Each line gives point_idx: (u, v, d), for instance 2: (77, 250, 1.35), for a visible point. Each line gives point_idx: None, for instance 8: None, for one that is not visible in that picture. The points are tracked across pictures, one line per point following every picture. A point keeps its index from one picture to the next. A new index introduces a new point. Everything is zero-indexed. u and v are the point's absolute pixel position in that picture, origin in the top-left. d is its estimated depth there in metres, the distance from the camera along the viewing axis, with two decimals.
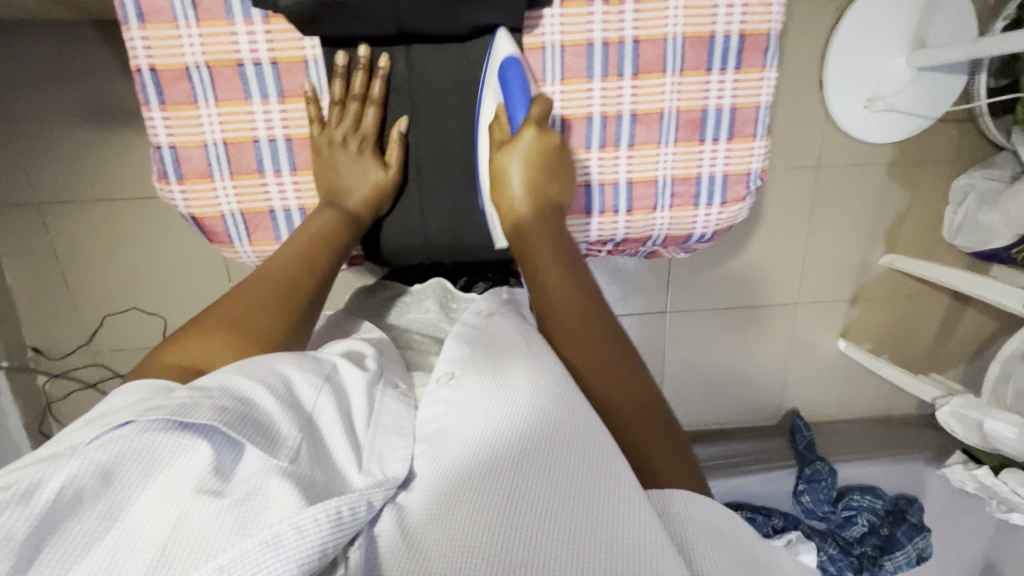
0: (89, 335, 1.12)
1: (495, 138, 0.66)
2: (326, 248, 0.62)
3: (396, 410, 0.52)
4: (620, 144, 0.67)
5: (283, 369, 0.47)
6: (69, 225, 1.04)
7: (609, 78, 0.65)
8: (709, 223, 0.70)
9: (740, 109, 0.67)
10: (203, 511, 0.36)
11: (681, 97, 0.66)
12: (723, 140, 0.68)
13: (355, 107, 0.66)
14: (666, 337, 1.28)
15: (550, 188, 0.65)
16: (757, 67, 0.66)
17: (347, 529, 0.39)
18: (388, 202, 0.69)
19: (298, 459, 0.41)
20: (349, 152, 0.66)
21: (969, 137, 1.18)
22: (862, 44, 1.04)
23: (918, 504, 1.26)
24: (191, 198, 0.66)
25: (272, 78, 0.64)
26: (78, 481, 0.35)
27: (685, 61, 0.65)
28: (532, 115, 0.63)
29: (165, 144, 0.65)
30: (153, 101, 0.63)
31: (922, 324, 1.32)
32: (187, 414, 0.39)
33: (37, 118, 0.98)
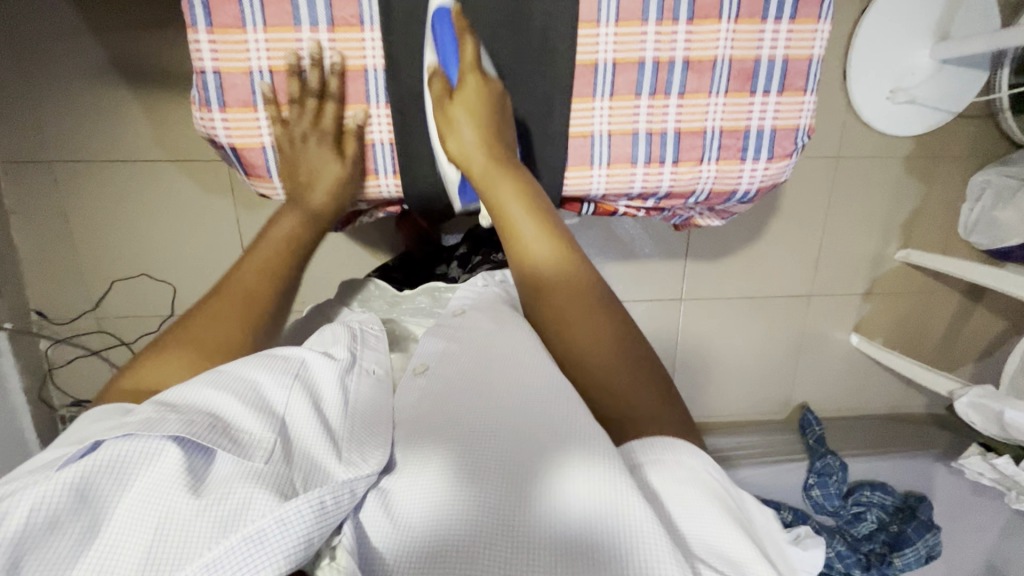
0: (96, 301, 1.09)
1: (435, 93, 0.62)
2: (292, 255, 0.62)
3: (371, 393, 0.52)
4: (671, 92, 0.62)
5: (253, 375, 0.47)
6: (80, 187, 1.02)
7: (665, 21, 0.59)
8: (755, 177, 0.65)
9: (792, 61, 0.62)
10: (182, 512, 0.37)
11: (735, 45, 0.61)
12: (774, 92, 0.63)
13: (314, 103, 0.61)
14: (679, 325, 1.27)
15: (503, 146, 0.62)
16: (812, 18, 0.61)
17: (332, 518, 0.39)
18: (351, 198, 0.66)
19: (274, 458, 0.42)
20: (312, 147, 0.62)
21: (986, 134, 1.19)
22: (887, 33, 1.05)
23: (928, 501, 1.24)
24: (233, 128, 0.60)
25: (324, 4, 0.58)
26: (49, 502, 0.36)
27: (742, 7, 0.60)
28: (467, 60, 0.59)
29: (209, 70, 0.58)
30: (200, 23, 0.57)
31: (934, 322, 1.32)
32: (153, 428, 0.40)
33: (54, 73, 0.96)
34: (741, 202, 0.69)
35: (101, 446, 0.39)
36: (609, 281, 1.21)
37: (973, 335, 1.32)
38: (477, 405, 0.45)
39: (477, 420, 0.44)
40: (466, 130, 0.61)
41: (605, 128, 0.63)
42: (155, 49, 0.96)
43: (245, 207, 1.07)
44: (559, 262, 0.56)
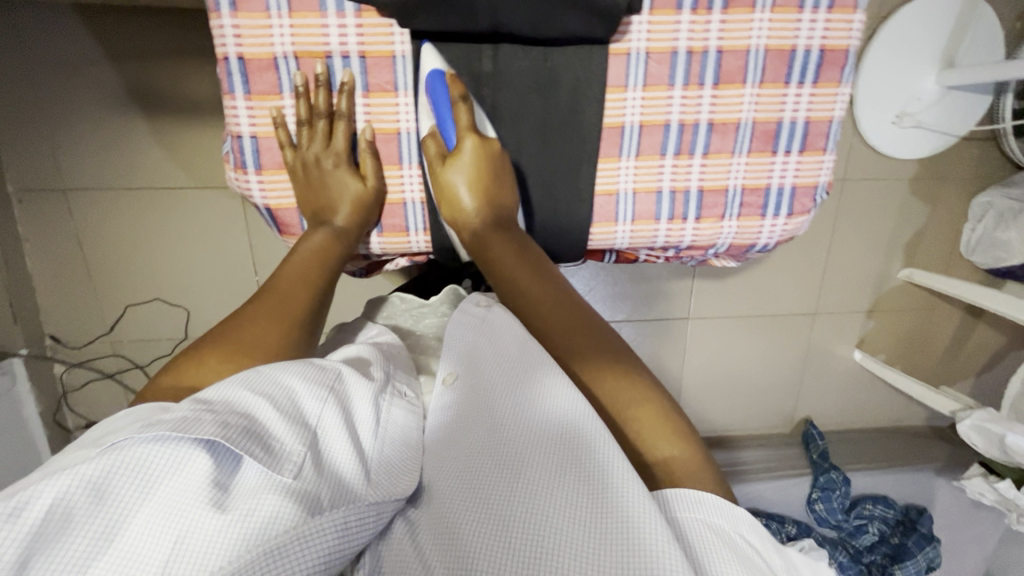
0: (110, 326, 1.10)
1: (430, 153, 0.61)
2: (321, 268, 0.59)
3: (403, 421, 0.52)
4: (695, 152, 0.63)
5: (288, 382, 0.46)
6: (95, 214, 1.03)
7: (690, 86, 0.61)
8: (775, 233, 0.67)
9: (814, 123, 0.63)
10: (205, 527, 0.36)
11: (758, 109, 0.62)
12: (795, 152, 0.64)
13: (323, 125, 0.60)
14: (687, 344, 1.29)
15: (501, 199, 0.62)
16: (834, 82, 0.62)
17: (354, 539, 0.41)
18: (376, 211, 0.64)
19: (303, 473, 0.41)
20: (325, 168, 0.61)
21: (988, 156, 1.20)
22: (893, 61, 1.06)
23: (929, 514, 1.28)
24: (268, 189, 0.62)
25: (359, 72, 0.59)
26: (68, 498, 0.35)
27: (765, 73, 0.61)
28: (461, 123, 0.59)
29: (246, 134, 0.60)
30: (238, 90, 0.58)
31: (935, 339, 1.34)
32: (188, 429, 0.38)
33: (68, 102, 0.96)
34: (759, 252, 0.70)
35: (125, 444, 0.37)
36: (618, 301, 1.23)
37: (973, 351, 1.35)
38: (514, 410, 0.46)
39: (512, 434, 0.44)
40: (462, 190, 0.61)
41: (630, 187, 0.64)
42: (170, 78, 0.97)
43: (259, 232, 1.08)
44: (555, 302, 0.56)
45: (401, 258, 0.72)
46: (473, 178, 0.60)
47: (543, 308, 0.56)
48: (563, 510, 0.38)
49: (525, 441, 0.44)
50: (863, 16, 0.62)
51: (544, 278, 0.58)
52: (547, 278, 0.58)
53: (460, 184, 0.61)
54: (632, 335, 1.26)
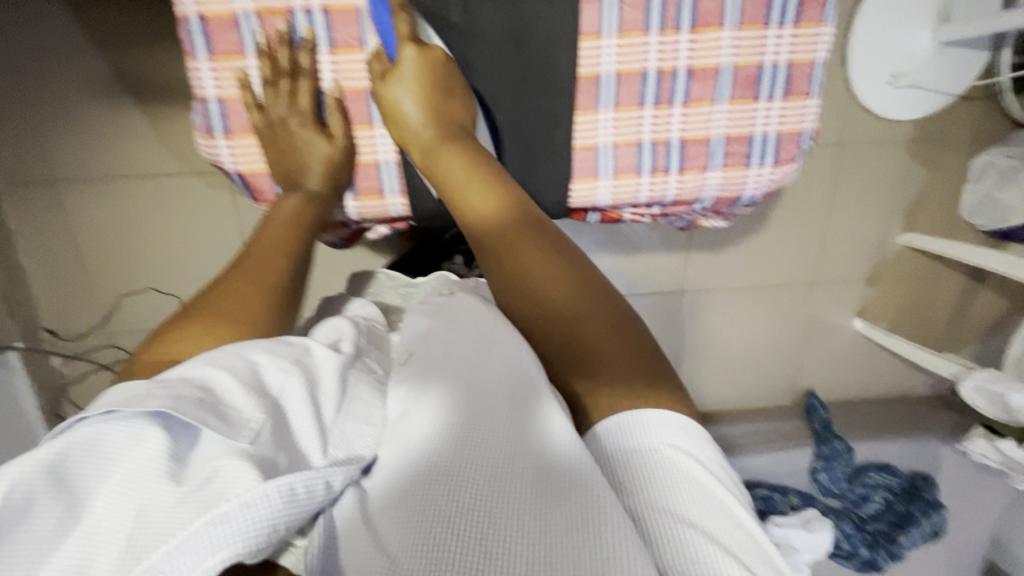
0: (104, 316, 1.10)
1: (374, 73, 0.60)
2: (299, 229, 0.59)
3: (367, 396, 0.50)
4: (675, 101, 0.62)
5: (251, 354, 0.44)
6: (82, 203, 1.02)
7: (667, 31, 0.59)
8: (760, 183, 0.65)
9: (796, 66, 0.62)
10: (163, 499, 0.35)
11: (738, 53, 0.61)
12: (778, 98, 0.63)
13: (287, 83, 0.60)
14: (685, 317, 1.27)
15: (451, 117, 0.60)
16: (816, 22, 0.61)
17: (302, 506, 0.39)
18: (346, 175, 0.64)
19: (260, 440, 0.40)
20: (291, 127, 0.61)
21: (987, 114, 1.18)
22: (888, 18, 1.03)
23: (934, 481, 1.27)
24: (238, 153, 0.62)
25: (323, 27, 0.59)
26: (26, 483, 0.33)
27: (744, 14, 0.59)
28: (403, 35, 0.58)
29: (213, 97, 0.60)
30: (201, 52, 0.58)
31: (938, 304, 1.32)
32: (136, 405, 0.37)
33: (48, 90, 0.95)
34: (747, 205, 0.69)
35: (84, 422, 0.37)
36: (614, 276, 1.22)
37: (976, 315, 1.33)
38: (467, 382, 0.46)
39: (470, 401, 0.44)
40: (407, 101, 0.59)
41: (610, 140, 0.63)
42: (150, 62, 0.95)
43: (247, 215, 1.07)
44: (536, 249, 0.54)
45: (381, 225, 0.72)
46: (419, 93, 0.59)
47: (523, 254, 0.53)
48: (514, 483, 0.38)
49: (482, 408, 0.43)
50: None
51: (522, 216, 0.56)
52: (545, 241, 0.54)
53: (407, 102, 0.59)
54: None
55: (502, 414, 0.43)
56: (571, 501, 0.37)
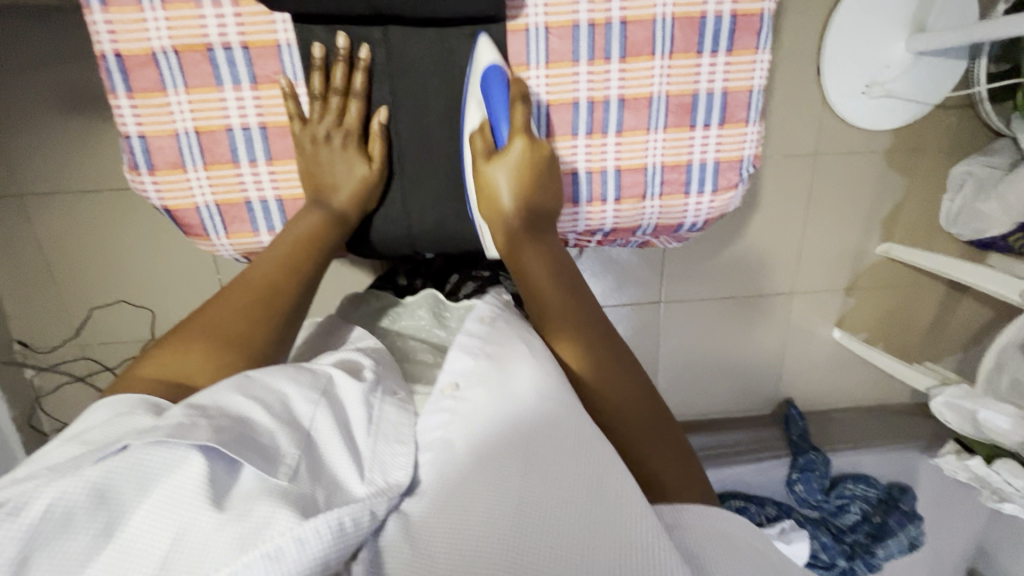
0: (77, 328, 1.11)
1: (477, 150, 0.62)
2: (315, 249, 0.61)
3: (398, 418, 0.51)
4: (609, 130, 0.63)
5: (281, 387, 0.46)
6: (51, 218, 1.02)
7: (596, 61, 0.60)
8: (701, 211, 0.66)
9: (732, 93, 0.62)
10: (204, 526, 0.36)
11: (670, 81, 0.61)
12: (714, 125, 0.63)
13: (337, 101, 0.62)
14: (661, 328, 1.27)
15: (539, 202, 0.61)
16: (750, 49, 0.61)
17: (349, 539, 0.40)
18: (375, 199, 0.66)
19: (298, 476, 0.41)
20: (334, 146, 0.63)
21: (966, 124, 1.16)
22: (860, 28, 1.02)
23: (912, 492, 1.27)
24: (164, 189, 0.64)
25: (244, 63, 0.61)
26: (67, 499, 0.35)
27: (675, 43, 0.60)
28: (517, 124, 0.59)
29: (135, 134, 0.62)
30: (120, 89, 0.60)
31: (918, 313, 1.32)
32: (183, 436, 0.38)
33: (12, 105, 0.95)
34: (691, 232, 0.69)
35: (127, 449, 0.38)
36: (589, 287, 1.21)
37: (958, 325, 1.32)
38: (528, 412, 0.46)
39: (523, 421, 0.45)
40: (503, 186, 0.60)
41: None
42: None
43: None
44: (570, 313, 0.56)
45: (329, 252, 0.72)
46: (518, 174, 0.60)
47: (551, 300, 0.57)
48: (561, 498, 0.40)
49: (522, 439, 0.44)
50: None
51: (568, 277, 0.59)
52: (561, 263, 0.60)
53: (503, 181, 0.60)
54: None
55: (553, 434, 0.44)
56: (616, 518, 0.39)
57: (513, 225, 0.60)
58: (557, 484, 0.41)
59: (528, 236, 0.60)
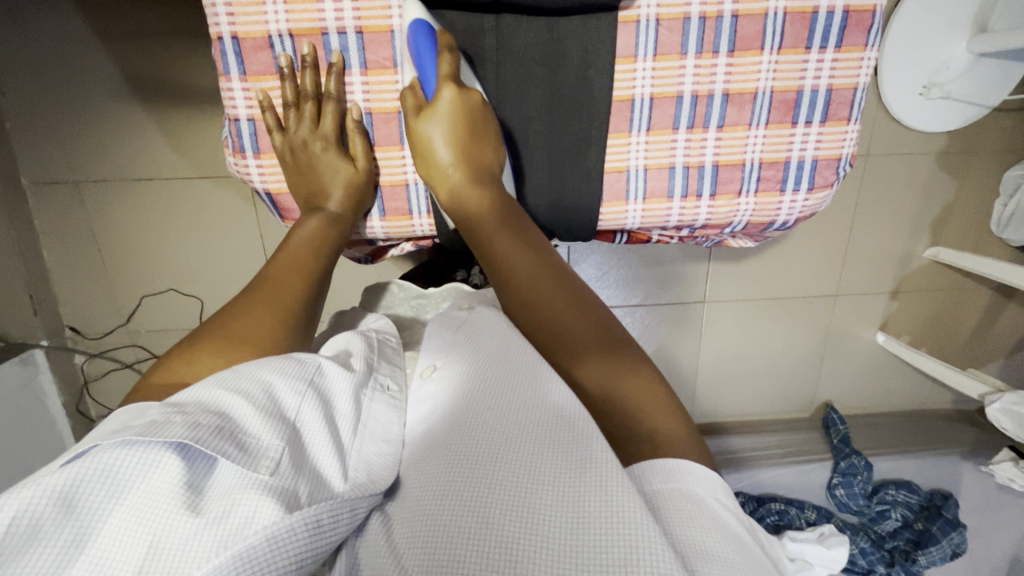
0: (126, 316, 1.11)
1: (408, 106, 0.60)
2: (320, 249, 0.59)
3: (386, 416, 0.48)
4: (709, 125, 0.62)
5: (265, 376, 0.42)
6: (106, 205, 1.03)
7: (704, 54, 0.59)
8: (794, 209, 0.65)
9: (837, 91, 0.61)
10: (181, 532, 0.32)
11: (777, 77, 0.60)
12: (816, 123, 0.62)
13: (309, 106, 0.60)
14: (702, 328, 1.26)
15: (478, 152, 0.60)
16: (859, 46, 0.60)
17: (325, 540, 0.37)
18: (369, 195, 0.64)
19: (280, 470, 0.37)
20: (315, 151, 0.61)
21: (1022, 127, 1.15)
22: (922, 28, 1.00)
23: (954, 500, 1.24)
24: (268, 173, 0.63)
25: (357, 49, 0.59)
26: (33, 511, 0.31)
27: (785, 37, 0.59)
28: (443, 74, 0.56)
29: (244, 117, 0.61)
30: (233, 71, 0.59)
31: (963, 319, 1.30)
32: (156, 433, 0.35)
33: (73, 91, 0.95)
34: (779, 230, 0.69)
35: (95, 449, 0.34)
36: (631, 284, 1.20)
37: (1003, 331, 1.30)
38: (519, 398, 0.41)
39: (519, 421, 0.39)
40: (438, 141, 0.59)
41: (641, 163, 0.63)
42: (171, 65, 0.95)
43: (268, 220, 1.07)
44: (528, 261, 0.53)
45: (407, 243, 0.72)
46: (450, 129, 0.59)
47: (540, 300, 0.51)
48: (542, 495, 0.35)
49: (522, 440, 0.38)
50: None
51: (533, 250, 0.55)
52: (524, 237, 0.56)
53: (437, 135, 0.59)
54: (646, 321, 1.24)
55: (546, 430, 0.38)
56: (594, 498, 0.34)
57: (454, 179, 0.60)
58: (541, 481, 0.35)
59: (470, 185, 0.59)
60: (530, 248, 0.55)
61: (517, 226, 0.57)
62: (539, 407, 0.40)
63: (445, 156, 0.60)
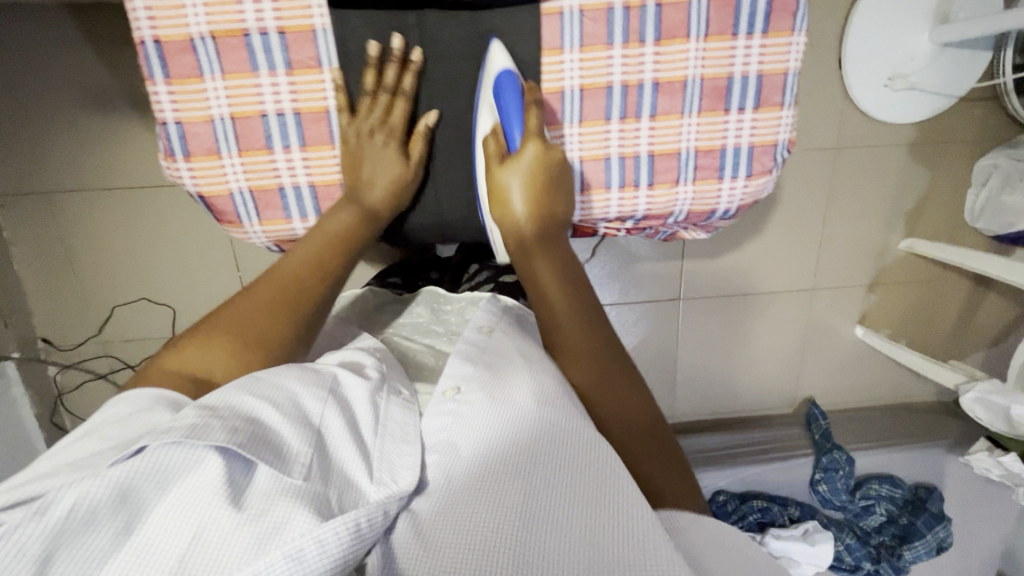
0: (99, 325, 1.11)
1: (490, 151, 0.64)
2: (344, 249, 0.61)
3: (403, 419, 0.49)
4: (642, 115, 0.66)
5: (289, 385, 0.44)
6: (76, 215, 1.03)
7: (630, 44, 0.63)
8: (734, 196, 0.69)
9: (767, 76, 0.65)
10: (223, 525, 0.35)
11: (705, 64, 0.64)
12: (749, 109, 0.66)
13: (385, 98, 0.64)
14: (680, 325, 1.25)
15: (550, 206, 0.63)
16: (786, 31, 0.64)
17: (364, 538, 0.39)
18: (410, 198, 0.68)
19: (312, 474, 0.40)
20: (375, 142, 0.64)
21: (991, 117, 1.15)
22: (884, 18, 1.01)
23: (938, 493, 1.24)
24: (198, 175, 0.64)
25: (280, 48, 0.61)
26: (90, 499, 0.34)
27: (710, 26, 0.63)
28: (530, 127, 0.62)
29: (171, 120, 0.63)
30: (158, 75, 0.61)
31: (942, 311, 1.29)
32: (201, 436, 0.37)
33: (39, 102, 0.96)
34: (723, 219, 0.72)
35: (144, 450, 0.36)
36: (607, 283, 1.20)
37: (984, 322, 1.29)
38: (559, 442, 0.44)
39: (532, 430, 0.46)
40: (516, 192, 0.63)
41: (577, 155, 0.67)
42: (136, 75, 0.96)
43: None
44: (580, 323, 0.56)
45: None
46: (529, 181, 0.63)
47: (581, 344, 0.55)
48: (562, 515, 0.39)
49: (530, 455, 0.43)
50: None
51: (573, 286, 0.59)
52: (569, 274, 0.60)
53: (516, 186, 0.63)
54: (623, 319, 1.23)
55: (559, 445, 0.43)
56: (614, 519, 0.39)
57: (525, 232, 0.63)
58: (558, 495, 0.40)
59: (542, 245, 0.62)
60: (586, 304, 0.58)
61: (579, 279, 0.60)
62: (560, 422, 0.45)
63: (519, 207, 0.63)
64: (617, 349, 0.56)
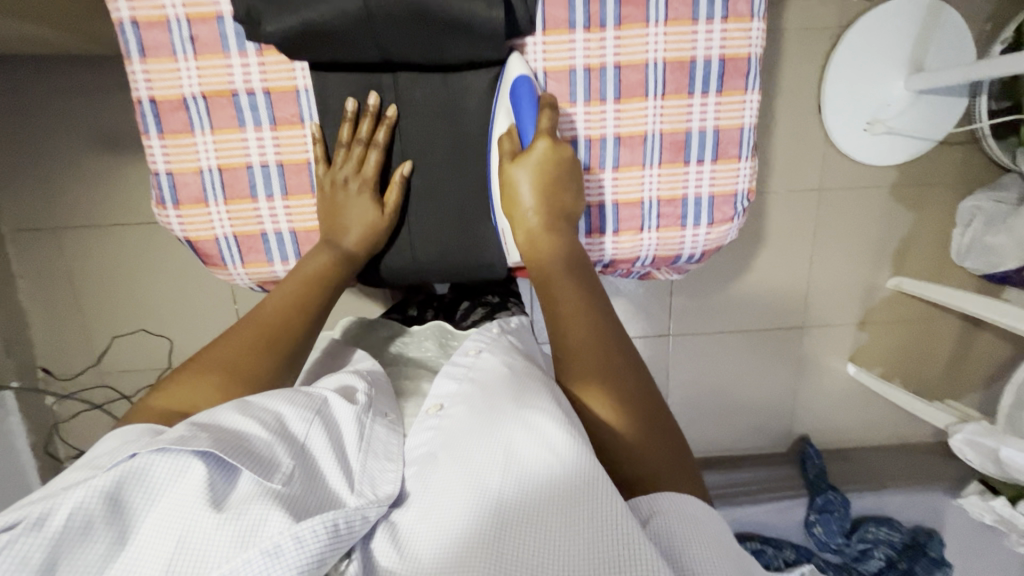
0: (97, 356, 1.14)
1: (505, 151, 0.67)
2: (323, 285, 0.64)
3: (386, 438, 0.50)
4: (605, 166, 0.70)
5: (276, 406, 0.45)
6: (81, 249, 1.07)
7: (593, 101, 0.68)
8: (697, 241, 0.72)
9: (723, 131, 0.69)
10: (206, 526, 0.36)
11: (664, 120, 0.68)
12: (708, 161, 0.70)
13: (360, 151, 0.68)
14: (670, 361, 1.26)
15: (558, 205, 0.65)
16: (739, 90, 0.68)
17: (344, 541, 0.39)
18: (385, 240, 0.71)
19: (293, 482, 0.41)
20: (350, 191, 0.68)
21: (972, 159, 1.17)
22: (859, 66, 1.05)
23: (938, 537, 1.21)
24: (186, 222, 0.69)
25: (265, 106, 0.67)
26: (85, 508, 0.35)
27: (667, 85, 0.68)
28: (542, 127, 0.65)
29: (163, 171, 0.67)
30: (152, 130, 0.66)
31: (935, 349, 1.29)
32: (184, 443, 0.38)
33: (55, 144, 1.02)
34: (689, 263, 0.75)
35: (132, 459, 0.37)
36: None
37: (977, 361, 1.29)
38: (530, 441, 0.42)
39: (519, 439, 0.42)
40: (525, 188, 0.65)
41: None
42: None
43: None
44: (585, 314, 0.54)
45: None
46: (537, 175, 0.65)
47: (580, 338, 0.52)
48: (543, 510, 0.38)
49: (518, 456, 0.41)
50: (763, 27, 0.68)
51: (584, 288, 0.58)
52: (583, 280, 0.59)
53: (525, 178, 0.65)
54: None
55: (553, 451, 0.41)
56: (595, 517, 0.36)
57: (533, 224, 0.64)
58: (536, 504, 0.38)
59: (545, 232, 0.64)
60: (596, 304, 0.56)
61: (583, 276, 0.59)
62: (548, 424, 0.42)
63: (527, 200, 0.65)
64: (620, 334, 0.54)
